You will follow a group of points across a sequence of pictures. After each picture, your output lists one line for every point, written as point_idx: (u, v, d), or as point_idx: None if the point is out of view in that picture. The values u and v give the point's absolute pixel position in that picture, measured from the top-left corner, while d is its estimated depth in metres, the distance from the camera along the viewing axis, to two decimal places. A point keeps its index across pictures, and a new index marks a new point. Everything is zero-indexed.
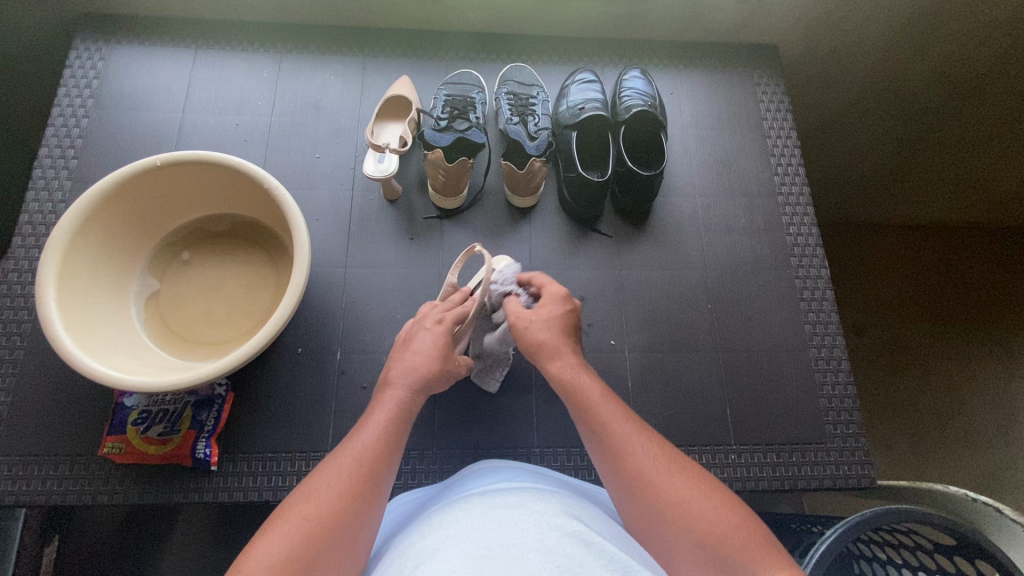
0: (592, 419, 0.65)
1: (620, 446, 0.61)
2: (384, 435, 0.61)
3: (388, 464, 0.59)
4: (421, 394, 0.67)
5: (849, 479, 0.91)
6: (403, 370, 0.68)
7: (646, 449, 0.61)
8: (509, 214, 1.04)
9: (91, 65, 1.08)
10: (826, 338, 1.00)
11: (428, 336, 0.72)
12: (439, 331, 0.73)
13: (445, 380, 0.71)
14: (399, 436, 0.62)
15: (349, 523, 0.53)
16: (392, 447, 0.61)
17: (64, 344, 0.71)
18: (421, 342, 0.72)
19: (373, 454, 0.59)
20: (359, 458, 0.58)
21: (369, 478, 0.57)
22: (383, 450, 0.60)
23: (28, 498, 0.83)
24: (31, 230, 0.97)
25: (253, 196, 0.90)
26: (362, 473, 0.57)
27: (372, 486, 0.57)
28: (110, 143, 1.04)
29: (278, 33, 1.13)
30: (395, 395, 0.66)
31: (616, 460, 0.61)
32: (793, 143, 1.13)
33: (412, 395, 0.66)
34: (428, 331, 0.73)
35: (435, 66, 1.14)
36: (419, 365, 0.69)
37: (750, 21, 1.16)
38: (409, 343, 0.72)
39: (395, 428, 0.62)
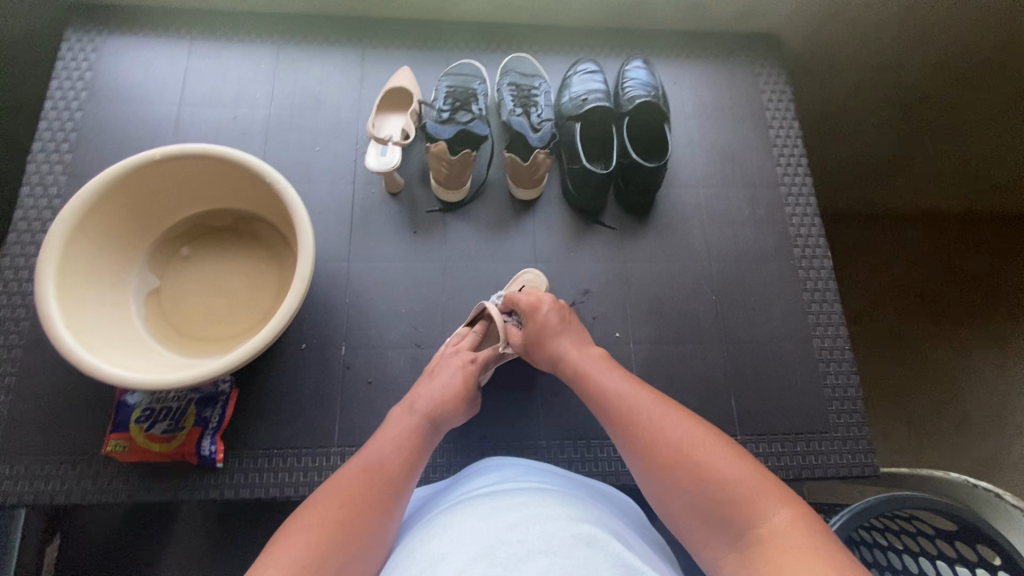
0: (601, 391, 0.70)
1: (624, 407, 0.66)
2: (404, 455, 0.66)
3: (407, 483, 0.63)
4: (438, 424, 0.72)
5: (853, 467, 0.92)
6: (429, 398, 0.74)
7: (649, 409, 0.65)
8: (512, 206, 1.04)
9: (84, 56, 1.06)
10: (829, 328, 1.00)
11: (456, 370, 0.78)
12: (467, 369, 0.80)
13: (462, 415, 0.76)
14: (418, 460, 0.67)
15: (369, 533, 0.56)
16: (411, 469, 0.65)
17: (66, 343, 0.70)
18: (448, 373, 0.78)
19: (392, 470, 0.63)
20: (380, 473, 0.62)
21: (389, 491, 0.61)
22: (403, 470, 0.64)
23: (31, 498, 0.83)
24: (26, 226, 0.95)
25: (253, 191, 0.88)
26: (381, 487, 0.61)
27: (391, 500, 0.60)
28: (105, 137, 1.02)
29: (275, 24, 1.11)
30: (418, 420, 0.71)
31: (621, 421, 0.65)
32: (795, 133, 1.13)
33: (431, 423, 0.71)
34: (457, 365, 0.80)
35: (436, 57, 1.12)
36: (443, 395, 0.75)
37: (752, 9, 1.15)
38: (435, 373, 0.79)
39: (410, 455, 0.66)
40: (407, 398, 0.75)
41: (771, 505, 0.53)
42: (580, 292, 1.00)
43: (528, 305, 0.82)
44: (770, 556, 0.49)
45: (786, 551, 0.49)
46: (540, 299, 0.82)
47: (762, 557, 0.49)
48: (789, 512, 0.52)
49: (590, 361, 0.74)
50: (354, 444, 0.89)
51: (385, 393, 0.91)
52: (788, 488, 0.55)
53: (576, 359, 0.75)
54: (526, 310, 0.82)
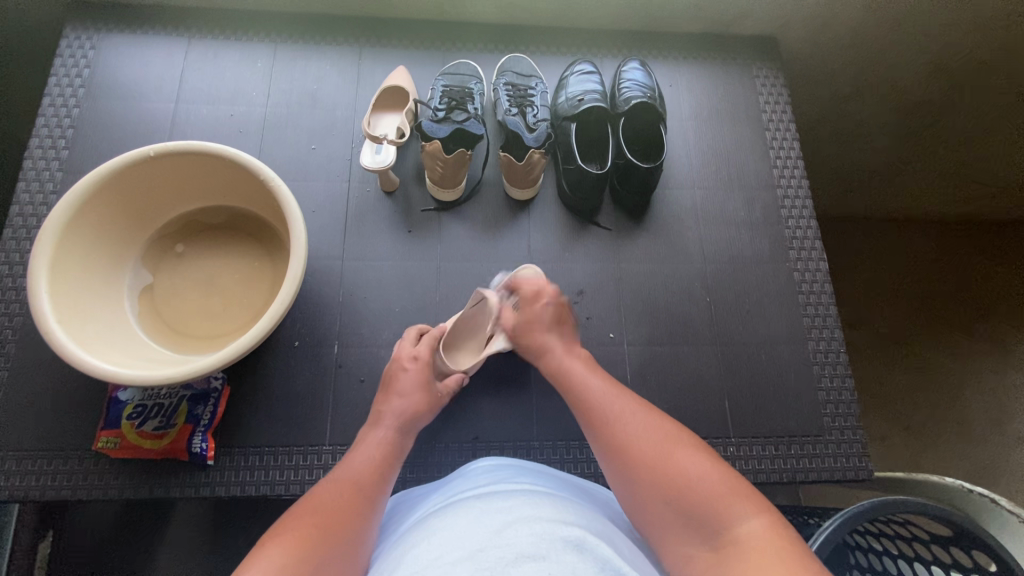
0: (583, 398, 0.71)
1: (604, 412, 0.67)
2: (375, 467, 0.68)
3: (381, 492, 0.65)
4: (407, 432, 0.76)
5: (847, 471, 0.92)
6: (396, 411, 0.77)
7: (628, 414, 0.66)
8: (508, 206, 1.04)
9: (82, 53, 1.06)
10: (824, 331, 1.00)
11: (408, 375, 0.81)
12: (416, 370, 0.81)
13: (428, 419, 0.80)
14: (391, 469, 0.69)
15: (349, 536, 0.57)
16: (384, 478, 0.67)
17: (57, 338, 0.70)
18: (403, 381, 0.80)
19: (365, 480, 0.65)
20: (352, 483, 0.64)
21: (365, 499, 0.62)
22: (375, 478, 0.66)
23: (22, 493, 0.83)
24: (22, 222, 0.95)
25: (248, 188, 0.88)
26: (356, 495, 0.62)
27: (368, 508, 0.62)
28: (102, 134, 1.02)
29: (273, 23, 1.11)
30: (385, 434, 0.74)
31: (599, 425, 0.66)
32: (792, 136, 1.13)
33: (400, 434, 0.75)
34: (408, 369, 0.81)
35: (433, 57, 1.13)
36: (407, 406, 0.78)
37: (750, 11, 1.15)
38: (391, 384, 0.81)
39: (382, 465, 0.69)
40: (373, 413, 0.78)
41: (744, 509, 0.53)
42: (575, 293, 0.99)
43: (533, 291, 0.86)
44: (739, 557, 0.49)
45: (755, 551, 0.48)
46: (543, 289, 0.86)
47: (732, 559, 0.49)
48: (761, 516, 0.52)
49: (574, 370, 0.76)
50: (345, 443, 0.88)
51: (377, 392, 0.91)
52: (761, 497, 0.55)
53: (561, 365, 0.77)
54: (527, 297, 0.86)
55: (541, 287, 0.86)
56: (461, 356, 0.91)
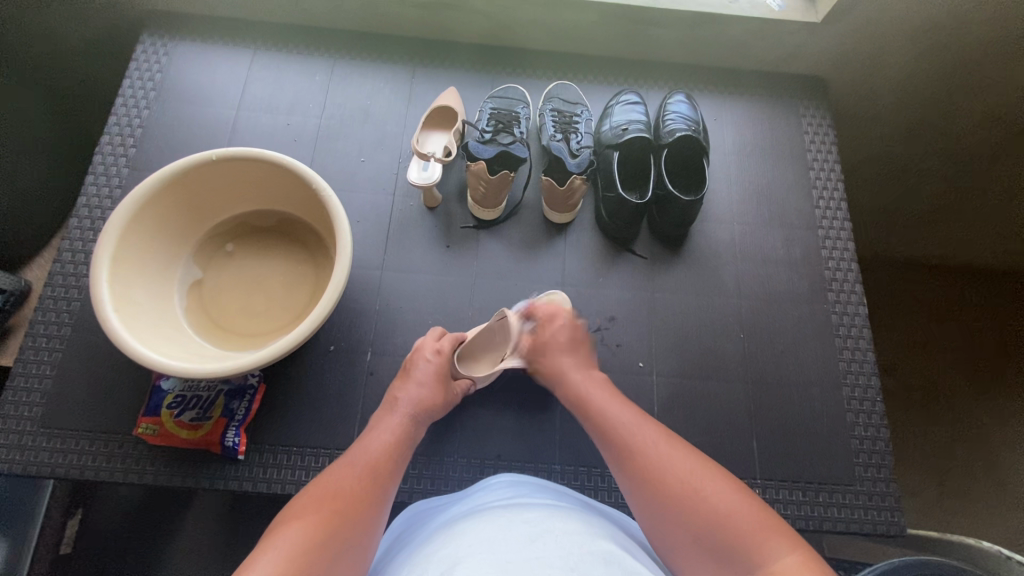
0: (605, 426, 0.71)
1: (625, 441, 0.67)
2: (389, 451, 0.70)
3: (392, 479, 0.67)
4: (420, 421, 0.77)
5: (878, 525, 0.89)
6: (410, 400, 0.78)
7: (648, 443, 0.66)
8: (545, 228, 1.05)
9: (156, 59, 1.13)
10: (860, 378, 0.98)
11: (428, 366, 0.82)
12: (436, 363, 0.83)
13: (440, 412, 0.82)
14: (402, 455, 0.71)
15: (361, 523, 0.59)
16: (395, 464, 0.69)
17: (112, 325, 0.73)
18: (421, 370, 0.82)
19: (380, 465, 0.67)
20: (368, 466, 0.66)
21: (378, 483, 0.65)
22: (389, 464, 0.69)
23: (63, 471, 0.86)
24: (88, 213, 1.01)
25: (298, 194, 0.92)
26: (370, 479, 0.65)
27: (380, 494, 0.64)
28: (168, 135, 1.08)
29: (334, 39, 1.17)
30: (400, 419, 0.76)
31: (621, 455, 0.67)
32: (837, 177, 1.12)
33: (413, 421, 0.76)
34: (428, 361, 0.83)
35: (482, 80, 1.16)
36: (423, 396, 0.79)
37: (799, 50, 1.16)
38: (410, 372, 0.82)
39: (396, 451, 0.71)
40: (387, 399, 0.79)
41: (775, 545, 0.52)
42: (606, 319, 1.00)
43: (549, 312, 0.87)
44: None
45: None
46: (558, 308, 0.88)
47: None
48: (796, 553, 0.51)
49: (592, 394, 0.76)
50: None
51: None
52: (792, 532, 0.54)
53: (581, 390, 0.78)
54: (544, 320, 0.87)
55: (557, 308, 0.88)
56: (475, 366, 0.91)
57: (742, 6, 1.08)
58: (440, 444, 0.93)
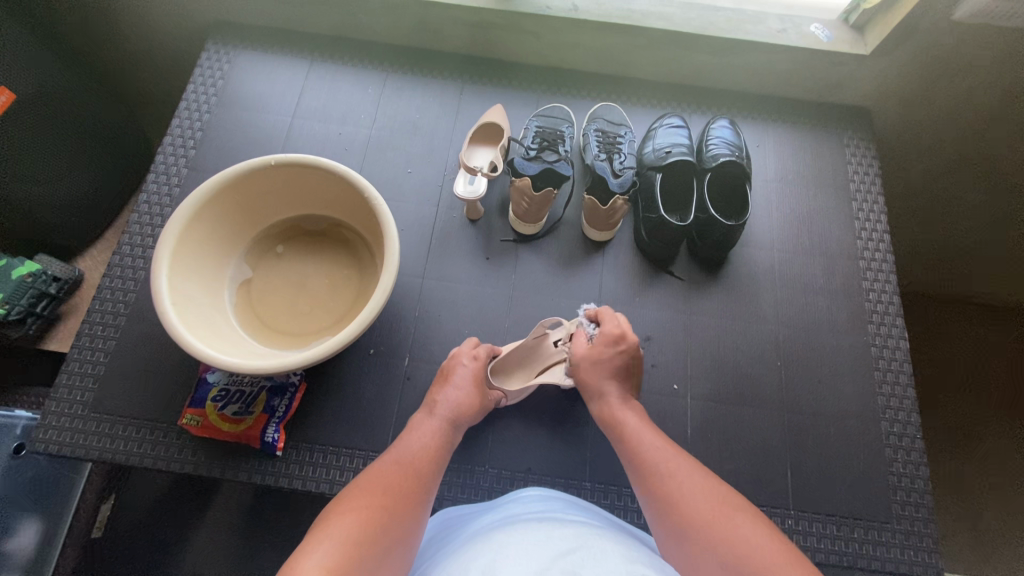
0: (634, 449, 0.72)
1: (654, 467, 0.68)
2: (430, 454, 0.71)
3: (432, 479, 0.69)
4: (458, 425, 0.78)
5: (915, 565, 0.86)
6: (449, 404, 0.79)
7: (679, 471, 0.66)
8: (584, 245, 1.07)
9: (219, 66, 1.19)
10: (900, 414, 0.96)
11: (466, 370, 0.84)
12: (474, 367, 0.85)
13: (477, 415, 0.83)
14: (442, 458, 0.73)
15: (407, 522, 0.61)
16: (436, 467, 0.71)
17: (170, 318, 0.77)
18: (460, 375, 0.83)
19: (421, 465, 0.69)
20: (411, 467, 0.68)
21: (421, 483, 0.66)
22: (430, 465, 0.70)
23: (110, 455, 0.90)
24: (148, 209, 1.06)
25: (349, 201, 0.95)
26: (414, 479, 0.66)
27: (422, 495, 0.65)
28: (225, 139, 1.13)
29: (387, 54, 1.22)
30: (439, 422, 0.77)
31: (650, 480, 0.67)
32: (880, 208, 1.11)
33: (453, 424, 0.78)
34: (466, 365, 0.84)
35: (528, 99, 1.19)
36: (462, 399, 0.80)
37: (846, 81, 1.16)
38: (448, 376, 0.84)
39: (436, 454, 0.72)
40: (427, 402, 0.81)
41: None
42: (642, 338, 1.00)
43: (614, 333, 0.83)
44: None
45: None
46: (625, 333, 0.83)
47: None
48: None
49: (623, 418, 0.77)
50: None
51: None
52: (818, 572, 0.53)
53: (613, 419, 0.77)
54: (605, 337, 0.84)
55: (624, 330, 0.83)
56: (508, 380, 0.94)
57: (790, 37, 1.09)
58: (471, 452, 0.94)
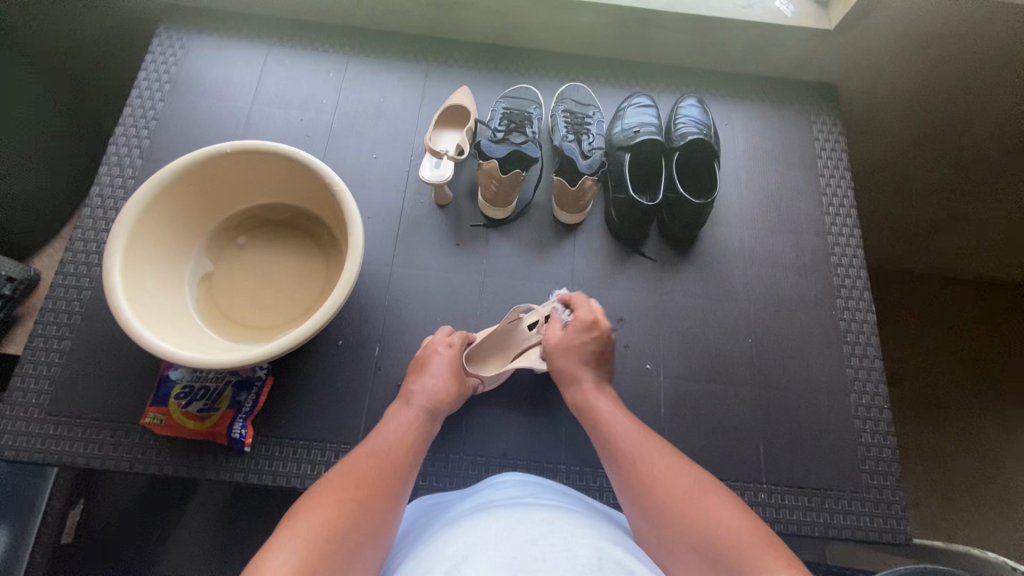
0: (608, 436, 0.72)
1: (630, 453, 0.68)
2: (407, 446, 0.70)
3: (409, 471, 0.68)
4: (435, 415, 0.77)
5: (883, 532, 0.88)
6: (425, 394, 0.78)
7: (654, 457, 0.67)
8: (555, 228, 1.05)
9: (172, 51, 1.14)
10: (868, 385, 0.98)
11: (442, 359, 0.83)
12: (450, 355, 0.84)
13: (454, 405, 0.82)
14: (419, 450, 0.72)
15: (380, 515, 0.60)
16: (413, 459, 0.70)
17: (123, 314, 0.74)
18: (436, 364, 0.83)
19: (397, 457, 0.68)
20: (386, 459, 0.67)
21: (396, 476, 0.65)
22: (406, 458, 0.69)
23: (70, 459, 0.87)
24: (101, 203, 1.02)
25: (312, 190, 0.92)
26: (389, 471, 0.65)
27: (397, 487, 0.64)
28: (181, 127, 1.09)
29: (348, 36, 1.18)
30: (416, 413, 0.76)
31: (625, 468, 0.67)
32: (847, 184, 1.12)
33: (430, 414, 0.77)
34: (442, 354, 0.84)
35: (495, 81, 1.17)
36: (439, 388, 0.79)
37: (813, 57, 1.16)
38: (424, 365, 0.83)
39: (413, 446, 0.71)
40: (403, 393, 0.79)
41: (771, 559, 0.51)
42: (614, 320, 1.00)
43: (587, 319, 0.85)
44: None
45: None
46: (599, 319, 0.85)
47: None
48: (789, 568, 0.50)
49: (599, 407, 0.77)
50: None
51: None
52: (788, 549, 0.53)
53: (588, 405, 0.78)
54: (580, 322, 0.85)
55: (596, 317, 0.86)
56: (484, 367, 0.91)
57: (755, 13, 1.09)
58: (445, 440, 0.93)
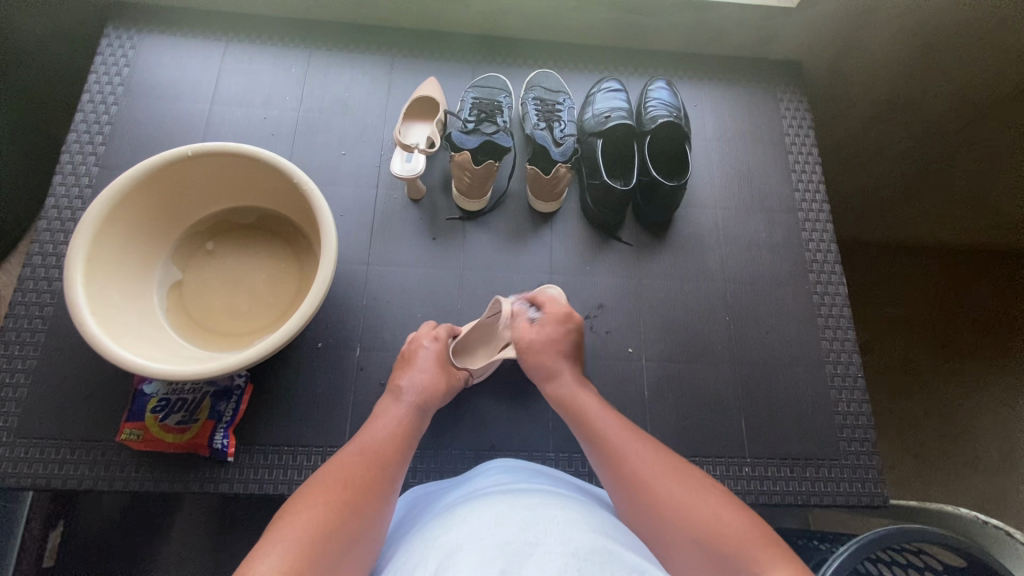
0: (597, 433, 0.70)
1: (620, 452, 0.66)
2: (397, 442, 0.69)
3: (398, 468, 0.66)
4: (426, 408, 0.76)
5: (862, 496, 0.92)
6: (414, 387, 0.77)
7: (644, 454, 0.65)
8: (531, 217, 1.05)
9: (123, 52, 1.09)
10: (842, 356, 1.00)
11: (428, 352, 0.82)
12: (436, 348, 0.84)
13: (444, 398, 0.81)
14: (409, 446, 0.70)
15: (369, 515, 0.58)
16: (402, 455, 0.68)
17: (89, 328, 0.71)
18: (423, 358, 0.82)
19: (388, 453, 0.66)
20: (376, 456, 0.65)
21: (385, 472, 0.64)
22: (396, 455, 0.67)
23: (44, 481, 0.84)
24: (57, 215, 0.97)
25: (280, 190, 0.90)
26: (379, 470, 0.64)
27: (386, 485, 0.63)
28: (138, 132, 1.05)
29: (308, 30, 1.14)
30: (406, 408, 0.74)
31: (615, 466, 0.65)
32: (814, 159, 1.14)
33: (420, 407, 0.75)
34: (428, 347, 0.84)
35: (463, 70, 1.15)
36: (427, 382, 0.78)
37: (778, 35, 1.17)
38: (411, 360, 0.82)
39: (403, 440, 0.70)
40: (392, 389, 0.78)
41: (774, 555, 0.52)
42: (595, 307, 1.00)
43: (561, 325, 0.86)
44: None
45: None
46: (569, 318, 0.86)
47: None
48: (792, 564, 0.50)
49: (585, 403, 0.75)
50: None
51: None
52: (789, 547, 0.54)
53: (573, 398, 0.76)
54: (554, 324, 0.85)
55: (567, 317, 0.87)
56: (471, 360, 0.91)
57: None
58: (432, 436, 0.93)
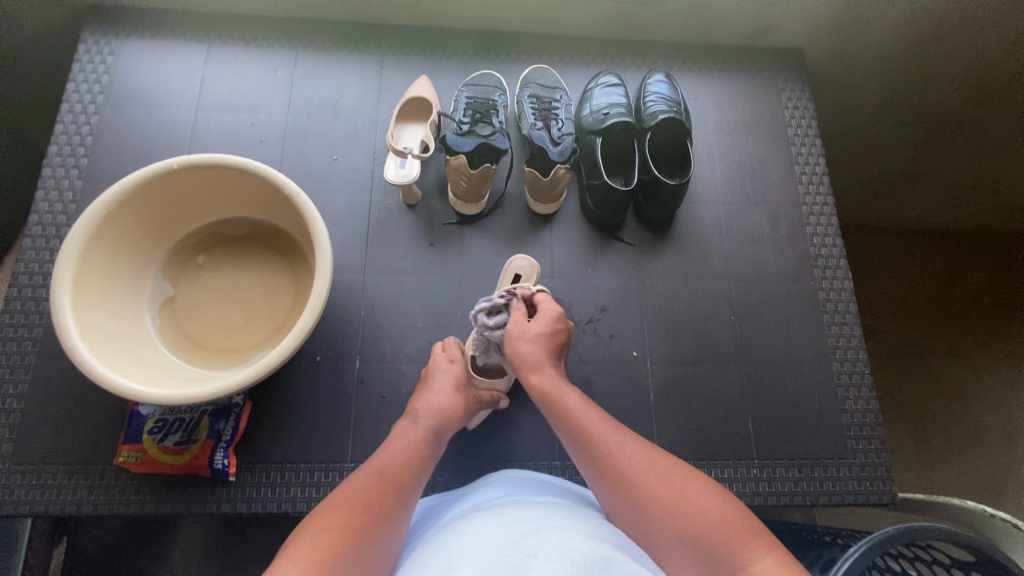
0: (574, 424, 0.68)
1: (599, 443, 0.65)
2: (414, 463, 0.66)
3: (414, 490, 0.64)
4: (444, 430, 0.73)
5: (871, 494, 0.91)
6: (431, 409, 0.74)
7: (623, 445, 0.64)
8: (530, 219, 1.03)
9: (101, 59, 1.05)
10: (849, 352, 0.99)
11: (447, 375, 0.78)
12: (454, 371, 0.80)
13: (461, 421, 0.77)
14: (426, 468, 0.68)
15: (380, 540, 0.57)
16: (418, 476, 0.66)
17: (80, 354, 0.69)
18: (441, 380, 0.78)
19: (403, 475, 0.64)
20: (389, 478, 0.63)
21: (399, 495, 0.62)
22: (411, 476, 0.65)
23: (43, 508, 0.82)
24: (42, 231, 0.94)
25: (273, 201, 0.87)
26: (391, 492, 0.62)
27: (399, 507, 0.61)
28: (121, 141, 1.01)
29: (293, 28, 1.10)
30: (423, 431, 0.71)
31: (595, 459, 0.64)
32: (817, 151, 1.12)
33: (439, 431, 0.72)
34: (446, 369, 0.79)
35: (455, 67, 1.11)
36: (445, 404, 0.75)
37: (779, 23, 1.14)
38: (429, 381, 0.79)
39: (420, 462, 0.67)
40: (409, 410, 0.75)
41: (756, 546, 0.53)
42: (598, 310, 0.98)
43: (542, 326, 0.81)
44: None
45: None
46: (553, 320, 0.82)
47: None
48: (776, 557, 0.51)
49: (562, 391, 0.72)
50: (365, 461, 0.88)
51: (398, 409, 0.91)
52: (770, 533, 0.55)
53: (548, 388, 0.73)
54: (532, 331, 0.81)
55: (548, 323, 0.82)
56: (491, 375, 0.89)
57: None
58: None
